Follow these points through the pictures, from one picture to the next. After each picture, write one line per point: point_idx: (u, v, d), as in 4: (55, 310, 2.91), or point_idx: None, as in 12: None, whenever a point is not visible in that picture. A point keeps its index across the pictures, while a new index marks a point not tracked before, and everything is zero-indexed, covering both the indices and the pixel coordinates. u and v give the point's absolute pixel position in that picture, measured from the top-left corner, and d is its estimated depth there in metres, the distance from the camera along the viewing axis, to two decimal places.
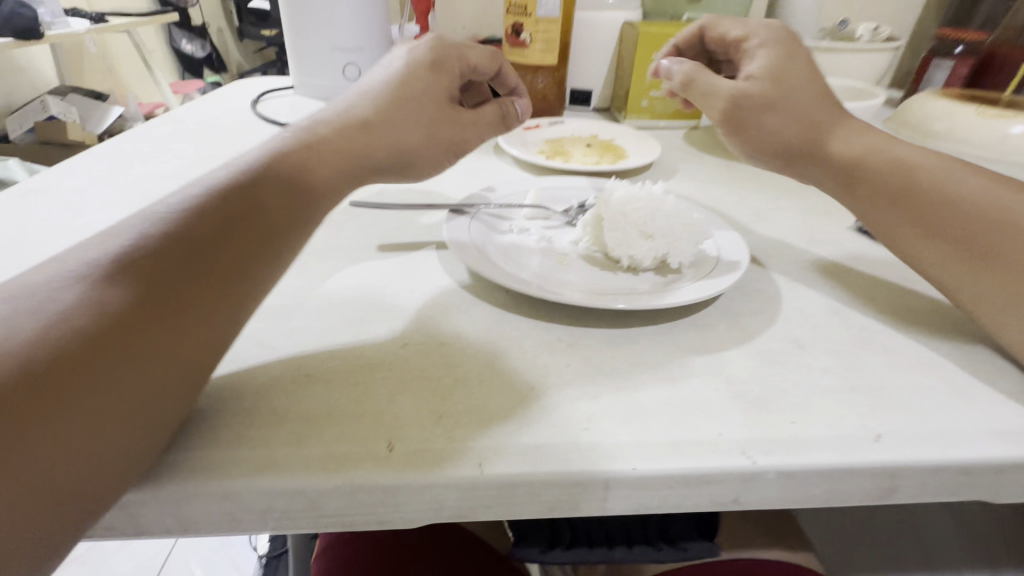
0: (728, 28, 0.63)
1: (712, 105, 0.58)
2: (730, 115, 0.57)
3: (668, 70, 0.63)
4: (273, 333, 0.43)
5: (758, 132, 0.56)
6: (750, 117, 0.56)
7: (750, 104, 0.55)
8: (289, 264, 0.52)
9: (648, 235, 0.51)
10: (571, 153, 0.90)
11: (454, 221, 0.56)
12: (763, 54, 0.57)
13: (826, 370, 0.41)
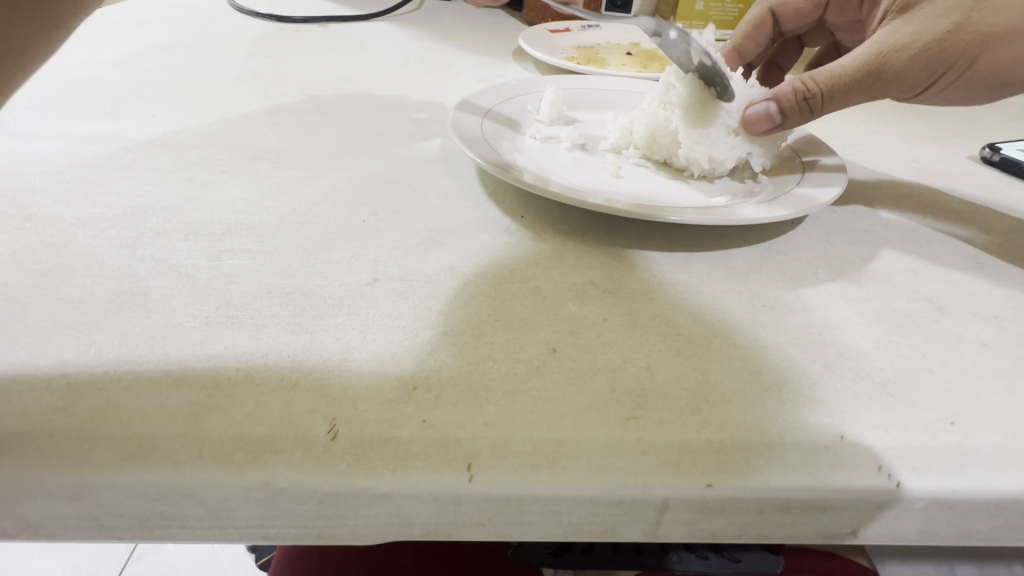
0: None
1: (895, 68, 0.37)
2: (933, 47, 0.36)
3: (772, 105, 0.38)
4: (194, 256, 0.31)
5: (978, 59, 0.37)
6: (963, 39, 0.36)
7: (946, 13, 0.36)
8: (234, 168, 0.39)
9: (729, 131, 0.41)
10: (605, 62, 0.74)
11: (467, 117, 0.43)
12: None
13: (982, 345, 0.28)
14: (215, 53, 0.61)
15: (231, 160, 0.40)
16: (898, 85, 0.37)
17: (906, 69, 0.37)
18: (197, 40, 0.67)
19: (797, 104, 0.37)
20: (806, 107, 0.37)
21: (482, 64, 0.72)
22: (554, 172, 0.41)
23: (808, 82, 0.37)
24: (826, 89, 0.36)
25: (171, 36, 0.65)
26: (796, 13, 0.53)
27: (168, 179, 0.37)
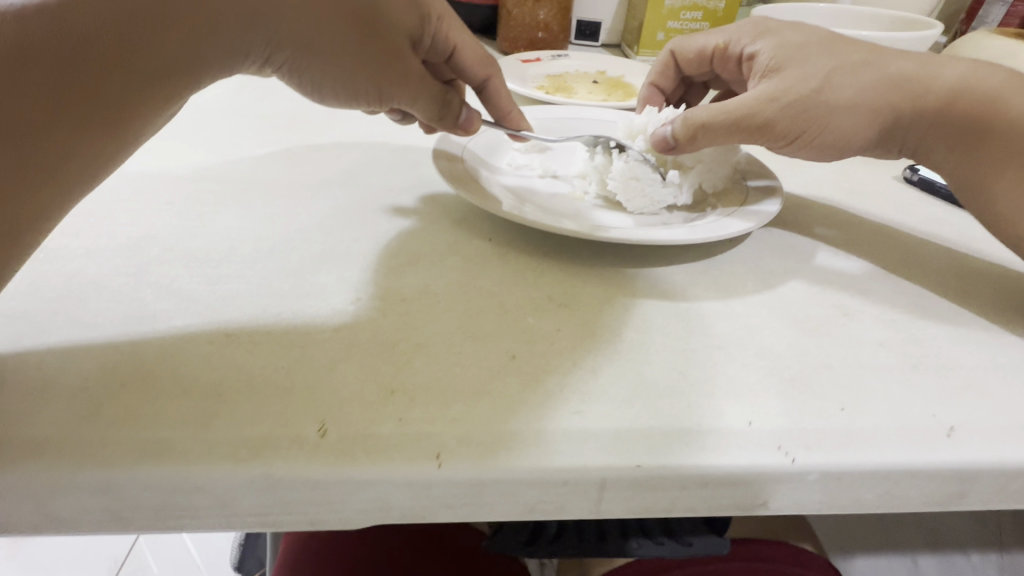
0: (706, 40, 0.50)
1: (757, 120, 0.40)
2: (790, 106, 0.40)
3: (669, 130, 0.42)
4: (195, 282, 0.35)
5: (829, 122, 0.40)
6: (818, 104, 0.40)
7: (805, 77, 0.40)
8: (228, 201, 0.43)
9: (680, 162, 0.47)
10: (573, 90, 0.80)
11: (450, 146, 0.47)
12: (764, 44, 0.44)
13: (880, 344, 0.33)
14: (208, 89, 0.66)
15: (226, 192, 0.44)
16: (760, 134, 0.41)
17: (766, 124, 0.40)
18: None
19: (685, 134, 0.41)
20: (690, 136, 0.41)
21: None
22: (527, 197, 0.46)
23: (690, 116, 0.41)
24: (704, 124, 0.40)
25: None
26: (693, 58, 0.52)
27: (169, 210, 0.41)
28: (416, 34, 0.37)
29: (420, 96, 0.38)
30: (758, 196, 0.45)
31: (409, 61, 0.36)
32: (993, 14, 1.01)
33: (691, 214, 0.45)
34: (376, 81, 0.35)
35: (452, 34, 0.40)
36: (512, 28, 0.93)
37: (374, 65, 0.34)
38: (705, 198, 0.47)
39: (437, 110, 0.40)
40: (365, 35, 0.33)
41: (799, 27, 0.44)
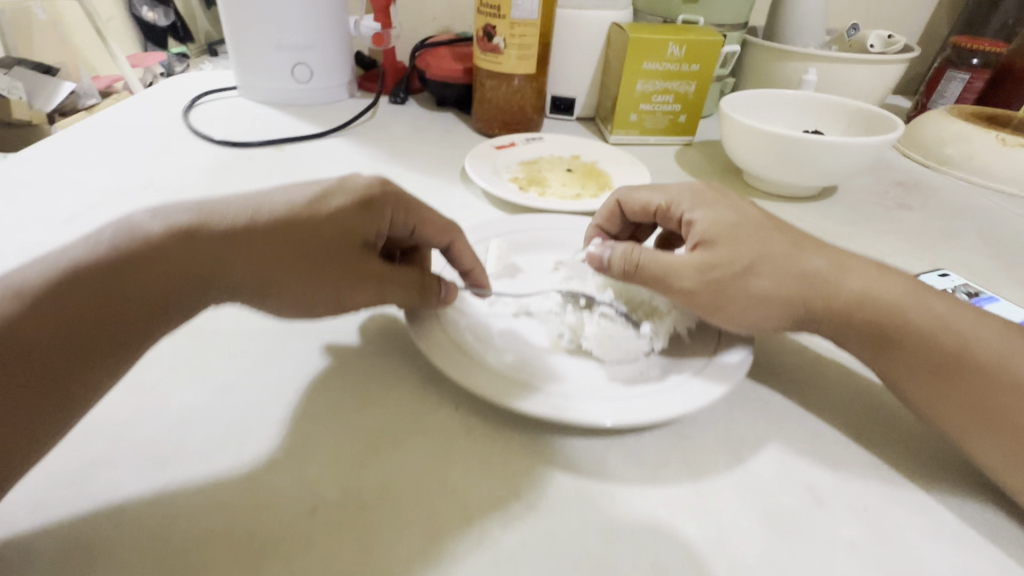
0: (649, 195, 0.49)
1: (682, 283, 0.42)
2: (710, 281, 0.41)
3: (607, 256, 0.45)
4: (142, 495, 0.33)
5: (743, 307, 0.41)
6: (736, 287, 0.41)
7: (731, 258, 0.41)
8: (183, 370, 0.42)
9: (652, 304, 0.46)
10: (548, 181, 0.80)
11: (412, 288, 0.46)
12: (703, 210, 0.44)
13: (851, 546, 0.32)
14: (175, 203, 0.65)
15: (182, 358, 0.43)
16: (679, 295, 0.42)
17: (685, 291, 0.41)
18: (156, 183, 0.70)
19: (620, 266, 0.44)
20: (624, 270, 0.44)
21: (432, 189, 0.76)
22: (498, 343, 0.45)
23: (635, 255, 0.43)
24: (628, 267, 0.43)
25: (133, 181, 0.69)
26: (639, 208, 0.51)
27: (123, 389, 0.40)
28: (373, 238, 0.42)
29: (388, 291, 0.42)
30: (731, 341, 0.44)
31: (373, 262, 0.41)
32: (951, 89, 1.06)
33: (668, 363, 0.44)
34: (340, 288, 0.40)
35: (410, 217, 0.44)
36: (487, 109, 0.93)
37: (335, 276, 0.39)
38: (680, 341, 0.46)
39: (412, 295, 0.43)
40: (315, 260, 0.38)
41: (740, 205, 0.45)
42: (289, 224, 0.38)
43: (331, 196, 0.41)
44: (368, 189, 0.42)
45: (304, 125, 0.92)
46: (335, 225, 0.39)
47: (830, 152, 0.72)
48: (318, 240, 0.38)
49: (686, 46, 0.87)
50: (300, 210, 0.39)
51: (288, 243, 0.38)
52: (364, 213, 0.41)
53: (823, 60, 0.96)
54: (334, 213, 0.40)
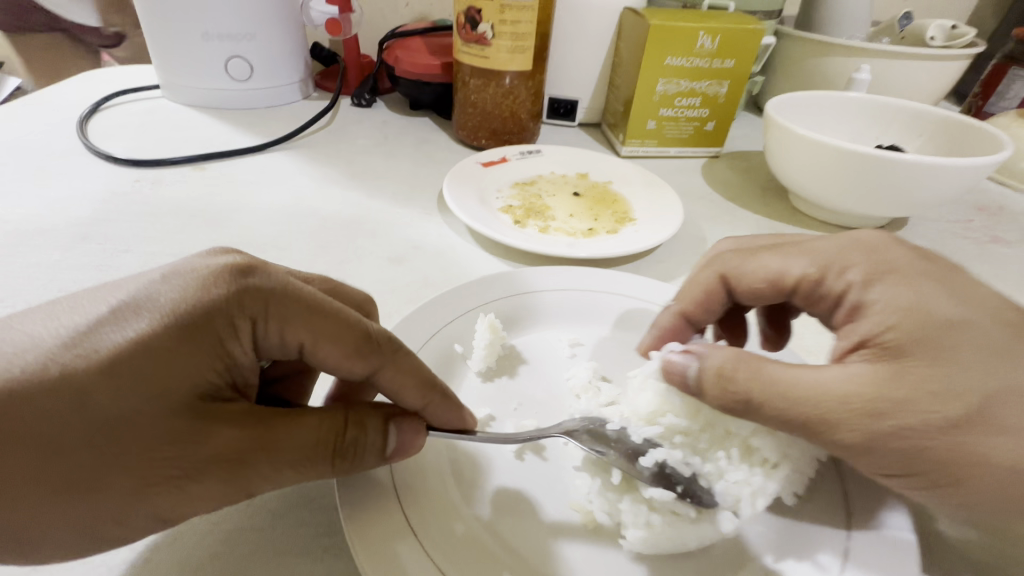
0: (782, 263, 0.34)
1: (844, 432, 0.27)
2: (897, 437, 0.26)
3: (693, 370, 0.31)
4: None
5: (984, 481, 0.26)
6: (949, 447, 0.26)
7: (929, 397, 0.26)
8: None
9: (746, 444, 0.32)
10: (551, 210, 0.62)
11: None
12: (896, 296, 0.29)
13: None
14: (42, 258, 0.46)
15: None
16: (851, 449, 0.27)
17: (850, 448, 0.27)
18: (11, 223, 0.51)
19: (715, 399, 0.30)
20: (726, 404, 0.29)
21: (399, 223, 0.58)
22: (498, 522, 0.29)
23: (733, 372, 0.29)
24: (750, 401, 0.28)
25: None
26: (755, 291, 0.36)
27: None
28: (220, 381, 0.25)
29: (257, 476, 0.24)
30: (863, 523, 0.28)
31: (211, 429, 0.24)
32: (1014, 91, 0.89)
33: (761, 570, 0.27)
34: (158, 488, 0.23)
35: (292, 333, 0.28)
36: (472, 115, 0.75)
37: (139, 472, 0.23)
38: (777, 519, 0.29)
39: (311, 469, 0.26)
40: (85, 457, 0.22)
41: (963, 286, 0.29)
42: (32, 399, 0.23)
43: (121, 326, 0.25)
44: (196, 299, 0.26)
45: (239, 135, 0.73)
46: (118, 379, 0.23)
47: (917, 177, 0.56)
48: (95, 418, 0.23)
49: (719, 37, 0.70)
50: (57, 366, 0.23)
51: (30, 437, 0.22)
52: (186, 345, 0.25)
53: (876, 55, 0.79)
54: (127, 357, 0.24)
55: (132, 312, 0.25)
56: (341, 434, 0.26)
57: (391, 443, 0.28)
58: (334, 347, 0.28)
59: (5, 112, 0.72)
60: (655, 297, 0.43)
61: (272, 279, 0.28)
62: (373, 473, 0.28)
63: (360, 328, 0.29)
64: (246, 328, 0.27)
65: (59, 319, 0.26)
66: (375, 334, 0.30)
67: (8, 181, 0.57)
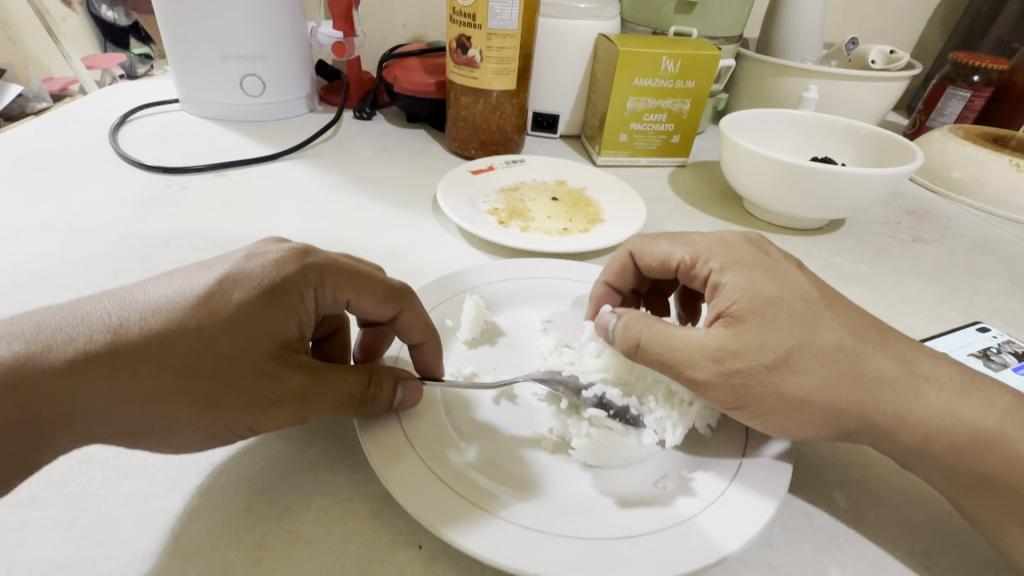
0: (669, 249, 0.44)
1: (696, 371, 0.35)
2: (732, 373, 0.35)
3: (613, 323, 0.39)
4: None
5: (788, 408, 0.35)
6: (766, 383, 0.35)
7: (756, 347, 0.35)
8: (48, 504, 0.31)
9: (668, 387, 0.40)
10: (531, 212, 0.71)
11: None
12: (733, 278, 0.38)
13: None
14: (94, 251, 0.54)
15: (48, 484, 0.32)
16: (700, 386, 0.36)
17: (698, 383, 0.35)
18: (62, 222, 0.59)
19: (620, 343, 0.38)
20: (626, 347, 0.38)
21: (397, 223, 0.67)
22: (479, 446, 0.37)
23: (632, 326, 0.38)
24: (640, 345, 0.37)
25: (41, 223, 0.58)
26: (658, 268, 0.45)
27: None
28: (292, 336, 0.34)
29: (315, 407, 0.33)
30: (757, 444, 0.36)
31: (288, 373, 0.33)
32: (950, 108, 0.99)
33: (676, 478, 0.36)
34: (248, 410, 0.32)
35: (340, 290, 0.37)
36: (462, 128, 0.84)
37: (239, 397, 0.31)
38: (692, 447, 0.38)
39: (349, 411, 0.34)
40: (203, 381, 0.31)
41: (784, 274, 0.39)
42: (164, 339, 0.31)
43: (226, 291, 0.33)
44: (276, 272, 0.35)
45: (253, 145, 0.81)
46: (229, 331, 0.32)
47: (839, 185, 0.65)
48: (209, 355, 0.31)
49: (681, 61, 0.79)
50: (180, 316, 0.32)
51: (163, 366, 0.30)
52: (268, 308, 0.33)
53: (822, 77, 0.89)
54: (229, 314, 0.32)
55: (229, 281, 0.34)
56: (365, 387, 0.34)
57: (400, 394, 0.36)
58: (367, 300, 0.38)
59: (41, 123, 0.79)
60: None
61: (327, 260, 0.37)
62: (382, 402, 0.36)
63: (387, 286, 0.39)
64: (307, 298, 0.35)
65: (173, 283, 0.34)
66: (396, 288, 0.39)
67: (53, 185, 0.65)
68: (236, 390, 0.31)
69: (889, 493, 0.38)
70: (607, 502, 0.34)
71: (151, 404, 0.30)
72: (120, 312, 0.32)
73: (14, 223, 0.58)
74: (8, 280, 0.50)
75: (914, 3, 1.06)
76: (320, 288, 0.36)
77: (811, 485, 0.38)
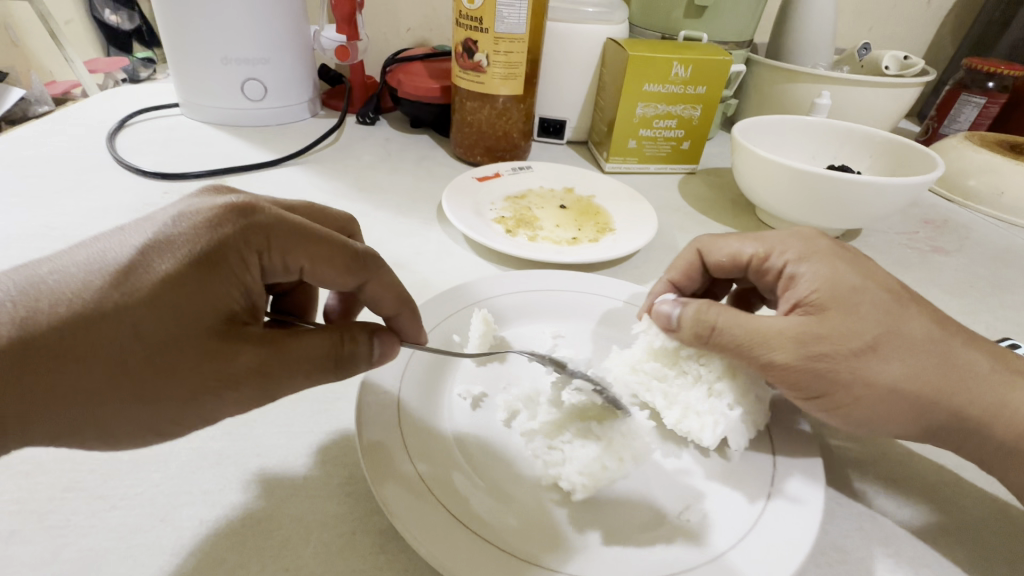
0: (739, 246, 0.45)
1: (776, 355, 0.36)
2: (816, 357, 0.35)
3: (676, 313, 0.40)
4: None
5: (872, 395, 0.35)
6: (852, 367, 0.35)
7: (838, 331, 0.35)
8: (27, 538, 0.29)
9: (711, 387, 0.40)
10: (539, 220, 0.69)
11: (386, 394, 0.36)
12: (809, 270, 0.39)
13: None
14: None
15: (28, 516, 0.30)
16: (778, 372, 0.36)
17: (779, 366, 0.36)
18: (55, 230, 0.57)
19: (693, 330, 0.39)
20: (699, 334, 0.39)
21: (402, 231, 0.65)
22: (488, 475, 0.35)
23: (705, 312, 0.38)
24: (717, 331, 0.38)
25: (35, 230, 0.56)
26: (726, 266, 0.46)
27: None
28: (237, 308, 0.31)
29: (274, 380, 0.30)
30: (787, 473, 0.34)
31: (239, 343, 0.30)
32: (964, 114, 0.97)
33: (704, 508, 0.33)
34: (195, 391, 0.29)
35: (290, 257, 0.34)
36: (468, 134, 0.82)
37: (184, 377, 0.28)
38: (720, 472, 0.36)
39: (317, 375, 0.32)
40: (140, 367, 0.28)
41: (866, 266, 0.39)
42: (88, 323, 0.28)
43: (149, 262, 0.30)
44: (211, 236, 0.31)
45: (254, 151, 0.79)
46: (163, 307, 0.29)
47: (859, 194, 0.63)
48: (141, 337, 0.28)
49: (692, 66, 0.77)
50: (103, 296, 0.28)
51: (95, 356, 0.27)
52: (204, 278, 0.30)
53: (835, 83, 0.87)
54: (158, 289, 0.29)
55: (154, 252, 0.30)
56: (338, 348, 0.33)
57: (374, 348, 0.35)
58: (329, 265, 0.35)
59: (38, 127, 0.78)
60: (630, 298, 0.50)
61: (269, 219, 0.33)
62: (391, 425, 0.34)
63: (350, 251, 0.36)
64: (252, 265, 0.32)
65: (94, 259, 0.30)
66: (359, 253, 0.37)
67: (47, 192, 0.63)
68: (186, 367, 0.28)
69: (926, 524, 0.36)
70: (634, 537, 0.31)
71: (88, 395, 0.27)
72: (37, 296, 0.28)
73: (5, 230, 0.56)
74: None
75: (926, 8, 1.04)
76: (268, 249, 0.33)
77: (843, 515, 0.36)
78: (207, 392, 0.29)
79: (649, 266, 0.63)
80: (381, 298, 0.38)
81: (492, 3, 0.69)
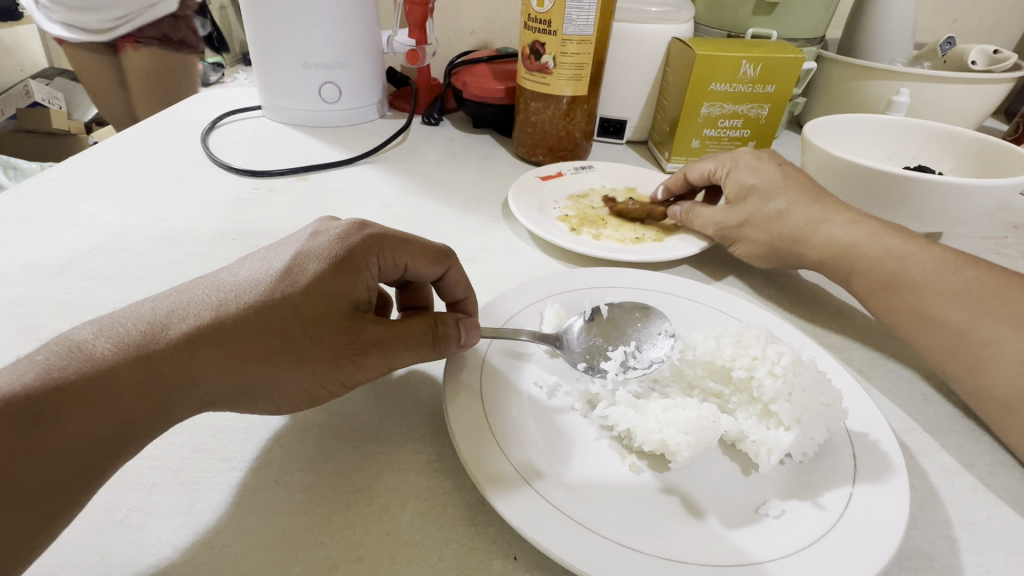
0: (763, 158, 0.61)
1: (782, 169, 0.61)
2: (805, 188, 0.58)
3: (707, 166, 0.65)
4: None
5: (825, 226, 0.53)
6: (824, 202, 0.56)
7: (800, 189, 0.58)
8: (166, 489, 0.33)
9: (775, 370, 0.38)
10: (601, 220, 0.69)
11: (468, 378, 0.38)
12: (804, 203, 0.55)
13: None
14: (191, 249, 0.58)
15: (165, 471, 0.35)
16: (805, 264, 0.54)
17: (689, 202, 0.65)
18: (164, 221, 0.63)
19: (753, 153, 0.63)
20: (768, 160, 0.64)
21: (469, 229, 0.67)
22: (564, 456, 0.36)
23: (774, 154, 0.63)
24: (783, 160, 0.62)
25: (147, 221, 0.63)
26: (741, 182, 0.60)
27: (115, 503, 0.32)
28: (361, 298, 0.37)
29: (395, 354, 0.36)
30: (872, 475, 0.34)
31: (366, 323, 0.35)
32: None
33: (782, 503, 0.33)
34: (337, 361, 0.34)
35: (398, 256, 0.39)
36: (531, 134, 0.84)
37: (328, 350, 0.34)
38: (795, 470, 0.36)
39: (420, 351, 0.37)
40: (298, 343, 0.33)
41: (907, 246, 0.49)
42: (258, 312, 0.33)
43: (302, 264, 0.36)
44: (341, 244, 0.37)
45: (329, 150, 0.84)
46: (312, 294, 0.34)
47: (944, 196, 0.60)
48: (298, 320, 0.33)
49: (762, 64, 0.76)
50: (268, 291, 0.34)
51: (260, 332, 0.33)
52: (341, 273, 0.36)
53: (915, 79, 0.83)
54: (310, 284, 0.35)
55: (305, 257, 0.36)
56: (434, 326, 0.37)
57: (461, 330, 0.38)
58: (422, 260, 0.41)
59: (144, 129, 0.86)
60: (697, 296, 0.50)
61: (382, 230, 0.40)
62: (473, 408, 0.36)
63: (434, 246, 0.42)
64: (372, 263, 0.38)
65: (259, 264, 0.36)
66: (442, 250, 0.43)
67: (154, 187, 0.70)
68: (328, 340, 0.34)
69: (1020, 539, 0.34)
70: (712, 524, 0.32)
71: (259, 362, 0.32)
72: (219, 293, 0.34)
73: (122, 221, 0.63)
74: (121, 273, 0.54)
75: None
76: (383, 251, 0.38)
77: (928, 521, 0.35)
78: (342, 362, 0.34)
79: (714, 264, 0.63)
80: (456, 290, 0.44)
81: (561, 5, 0.70)
